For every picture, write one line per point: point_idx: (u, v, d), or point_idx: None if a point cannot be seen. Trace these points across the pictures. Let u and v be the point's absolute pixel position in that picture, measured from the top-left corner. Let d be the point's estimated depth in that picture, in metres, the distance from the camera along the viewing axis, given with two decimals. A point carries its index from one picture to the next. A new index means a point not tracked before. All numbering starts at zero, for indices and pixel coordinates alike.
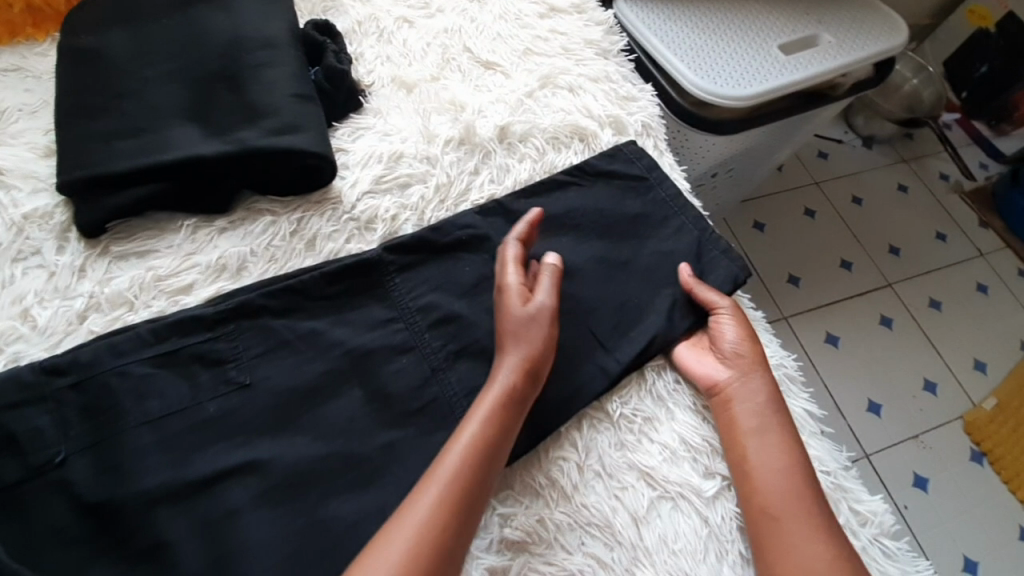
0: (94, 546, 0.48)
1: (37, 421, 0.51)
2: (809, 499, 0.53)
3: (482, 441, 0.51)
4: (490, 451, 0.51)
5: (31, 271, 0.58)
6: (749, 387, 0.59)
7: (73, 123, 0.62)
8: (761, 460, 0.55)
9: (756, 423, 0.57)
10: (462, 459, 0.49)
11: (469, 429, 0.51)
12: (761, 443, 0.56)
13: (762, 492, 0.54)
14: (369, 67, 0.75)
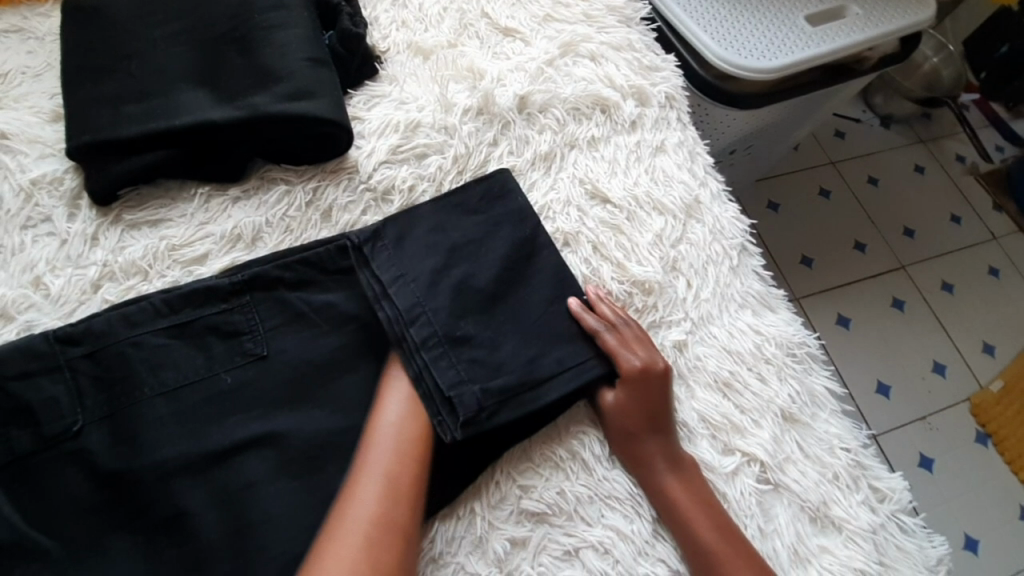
0: (114, 515, 0.48)
1: (53, 390, 0.50)
2: (727, 541, 0.51)
3: (391, 452, 0.50)
4: (401, 454, 0.50)
5: (41, 239, 0.57)
6: (645, 450, 0.54)
7: (79, 85, 0.60)
8: (671, 520, 0.52)
9: (658, 490, 0.53)
10: (374, 475, 0.49)
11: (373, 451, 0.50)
12: (675, 503, 0.52)
13: (687, 545, 0.51)
14: (384, 32, 0.72)
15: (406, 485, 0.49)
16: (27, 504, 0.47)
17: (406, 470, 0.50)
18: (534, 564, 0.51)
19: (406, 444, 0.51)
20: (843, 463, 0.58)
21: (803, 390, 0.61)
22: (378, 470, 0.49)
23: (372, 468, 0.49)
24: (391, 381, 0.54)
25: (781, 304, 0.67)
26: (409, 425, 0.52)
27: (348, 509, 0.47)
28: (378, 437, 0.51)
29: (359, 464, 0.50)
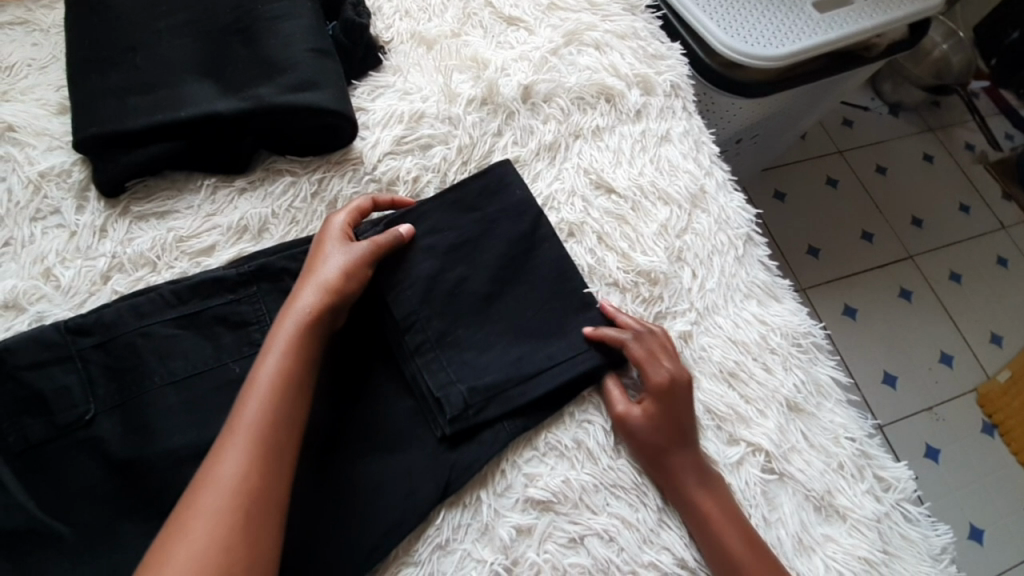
0: (127, 501, 0.49)
1: (65, 380, 0.51)
2: (756, 554, 0.50)
3: (266, 407, 0.46)
4: (278, 409, 0.47)
5: (50, 231, 0.58)
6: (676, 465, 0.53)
7: (85, 77, 0.60)
8: (704, 533, 0.52)
9: (691, 504, 0.52)
10: (243, 432, 0.45)
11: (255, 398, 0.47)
12: (708, 517, 0.52)
13: (720, 558, 0.51)
14: (387, 22, 0.72)
15: (278, 444, 0.46)
16: (42, 491, 0.48)
17: (281, 428, 0.46)
18: (540, 551, 0.51)
19: (287, 398, 0.47)
20: (847, 453, 0.58)
21: (808, 380, 0.61)
22: (251, 426, 0.45)
23: (243, 424, 0.45)
24: (283, 328, 0.50)
25: (786, 295, 0.67)
26: (293, 377, 0.48)
27: (213, 469, 0.43)
28: (254, 391, 0.47)
29: (230, 420, 0.46)
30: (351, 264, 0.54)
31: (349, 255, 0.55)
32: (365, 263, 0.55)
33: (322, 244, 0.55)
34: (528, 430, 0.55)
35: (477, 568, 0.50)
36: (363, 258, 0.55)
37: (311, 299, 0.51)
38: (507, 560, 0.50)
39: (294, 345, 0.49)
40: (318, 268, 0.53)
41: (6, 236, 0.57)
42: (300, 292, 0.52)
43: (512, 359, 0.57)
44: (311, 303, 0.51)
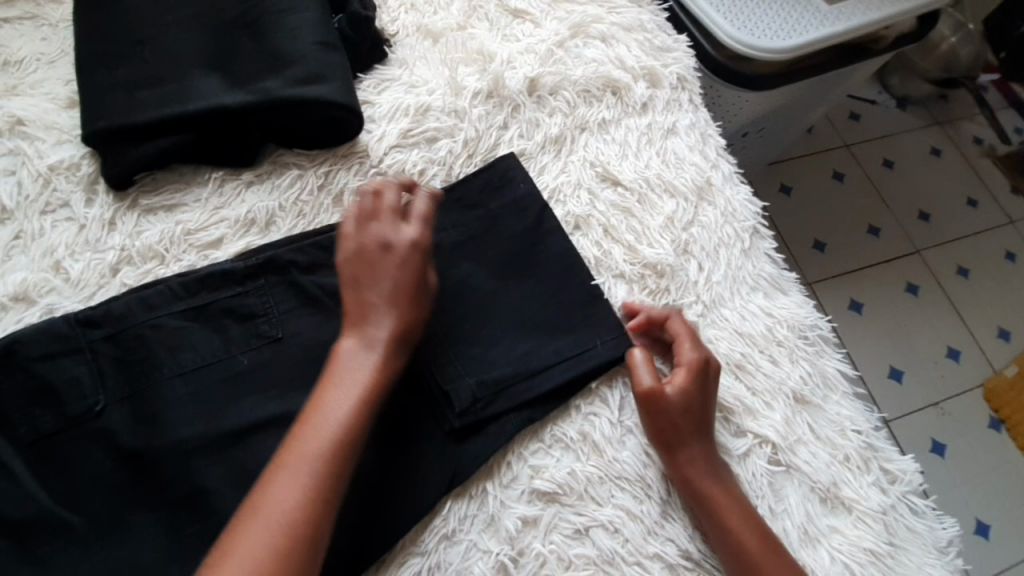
0: (137, 491, 0.49)
1: (75, 371, 0.51)
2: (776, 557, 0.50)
3: (335, 438, 0.45)
4: (348, 444, 0.45)
5: (60, 224, 0.58)
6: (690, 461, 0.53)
7: (93, 71, 0.60)
8: (722, 532, 0.51)
9: (707, 501, 0.52)
10: (310, 463, 0.44)
11: (318, 428, 0.45)
12: (723, 515, 0.51)
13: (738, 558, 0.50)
14: (393, 15, 0.72)
15: (343, 479, 0.44)
16: (54, 481, 0.49)
17: (347, 463, 0.45)
18: (545, 541, 0.52)
19: (356, 433, 0.46)
20: (854, 445, 0.58)
21: (815, 372, 0.61)
22: (317, 456, 0.44)
23: (309, 454, 0.44)
24: (357, 360, 0.48)
25: (793, 287, 0.66)
26: (365, 411, 0.47)
27: (270, 492, 0.42)
28: (326, 414, 0.46)
29: (292, 444, 0.44)
30: (421, 298, 0.52)
31: (414, 283, 0.52)
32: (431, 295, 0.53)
33: (375, 263, 0.52)
34: (534, 423, 0.56)
35: (483, 558, 0.50)
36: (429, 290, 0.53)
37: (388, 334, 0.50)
38: (513, 551, 0.51)
39: (369, 379, 0.48)
40: (385, 297, 0.51)
41: (17, 229, 0.57)
42: (374, 324, 0.50)
43: (518, 354, 0.57)
44: (389, 338, 0.49)
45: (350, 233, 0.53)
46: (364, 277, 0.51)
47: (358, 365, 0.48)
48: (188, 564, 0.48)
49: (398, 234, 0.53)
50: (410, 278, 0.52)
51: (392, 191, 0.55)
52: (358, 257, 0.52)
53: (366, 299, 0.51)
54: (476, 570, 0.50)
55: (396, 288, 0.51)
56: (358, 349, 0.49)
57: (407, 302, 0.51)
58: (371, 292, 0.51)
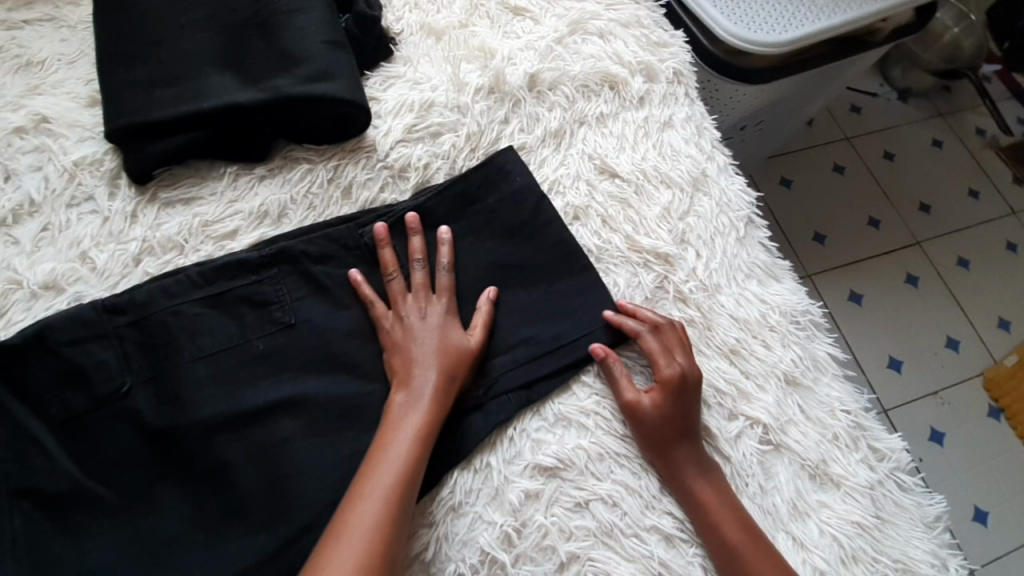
0: (163, 466, 0.53)
1: (102, 355, 0.55)
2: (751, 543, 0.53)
3: (400, 471, 0.51)
4: (411, 474, 0.51)
5: (85, 217, 0.61)
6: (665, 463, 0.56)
7: (114, 71, 0.63)
8: (709, 525, 0.54)
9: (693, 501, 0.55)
10: (381, 490, 0.49)
11: (385, 459, 0.51)
12: (708, 511, 0.54)
13: (729, 553, 0.52)
14: (398, 14, 0.75)
15: (410, 504, 0.50)
16: (86, 457, 0.52)
17: (411, 490, 0.51)
18: (547, 514, 0.54)
19: (417, 467, 0.51)
20: (843, 424, 0.61)
21: (805, 355, 0.63)
22: (386, 486, 0.50)
23: (378, 485, 0.50)
24: (414, 407, 0.54)
25: (786, 275, 0.69)
26: (422, 447, 0.52)
27: (350, 517, 0.49)
28: (389, 446, 0.52)
29: (365, 477, 0.51)
30: (465, 355, 0.58)
31: (460, 344, 0.58)
32: (476, 353, 0.58)
33: (416, 331, 0.58)
34: (537, 402, 0.59)
35: (488, 529, 0.53)
36: (476, 348, 0.58)
37: (438, 381, 0.55)
38: (516, 523, 0.54)
39: (422, 419, 0.54)
40: (429, 353, 0.57)
41: (45, 221, 0.61)
42: (420, 376, 0.55)
43: (518, 339, 0.60)
44: (434, 384, 0.55)
45: (398, 294, 0.60)
46: (409, 333, 0.58)
47: (412, 411, 0.54)
48: (211, 534, 0.51)
49: (445, 301, 0.60)
50: (453, 341, 0.58)
51: (420, 265, 0.61)
52: (401, 317, 0.59)
53: (416, 357, 0.56)
54: (482, 540, 0.53)
55: (441, 346, 0.57)
56: (413, 397, 0.55)
57: (452, 358, 0.57)
58: (418, 347, 0.57)
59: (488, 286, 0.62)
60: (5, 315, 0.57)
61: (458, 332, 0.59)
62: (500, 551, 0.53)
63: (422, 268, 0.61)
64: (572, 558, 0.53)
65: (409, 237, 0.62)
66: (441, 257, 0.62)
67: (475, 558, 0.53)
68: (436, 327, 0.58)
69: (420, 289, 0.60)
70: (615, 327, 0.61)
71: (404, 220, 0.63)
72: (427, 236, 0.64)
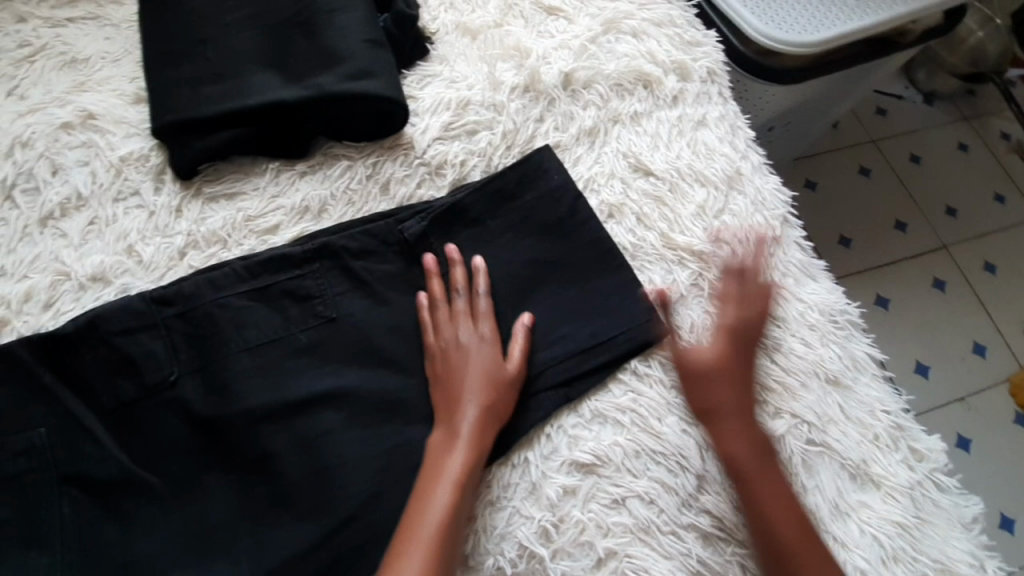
0: (209, 456, 0.54)
1: (151, 345, 0.56)
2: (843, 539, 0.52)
3: (444, 516, 0.50)
4: (453, 520, 0.50)
5: (131, 211, 0.63)
6: (724, 434, 0.56)
7: (162, 69, 0.65)
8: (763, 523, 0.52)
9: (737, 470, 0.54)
10: (425, 544, 0.48)
11: (428, 504, 0.50)
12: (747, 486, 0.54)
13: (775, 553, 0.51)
14: (433, 14, 0.75)
15: (451, 551, 0.49)
16: (134, 445, 0.53)
17: (454, 540, 0.50)
18: (584, 510, 0.55)
19: (460, 512, 0.51)
20: (882, 424, 0.60)
21: (844, 354, 0.63)
22: (430, 532, 0.49)
23: (422, 536, 0.49)
24: (453, 451, 0.53)
25: (822, 274, 0.68)
26: (464, 493, 0.51)
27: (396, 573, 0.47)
28: (430, 491, 0.51)
29: (408, 525, 0.49)
30: (503, 386, 0.57)
31: (501, 375, 0.57)
32: (518, 382, 0.58)
33: (458, 364, 0.57)
34: (572, 399, 0.59)
35: (526, 523, 0.54)
36: (514, 377, 0.57)
37: (478, 418, 0.55)
38: (554, 518, 0.54)
39: (463, 462, 0.52)
40: (469, 388, 0.56)
41: (92, 215, 0.62)
42: (461, 413, 0.55)
43: (555, 337, 0.61)
44: (475, 422, 0.54)
45: (441, 325, 0.59)
46: (449, 364, 0.57)
47: (453, 449, 0.53)
48: (255, 522, 0.52)
49: (484, 330, 0.59)
50: (494, 371, 0.57)
51: (461, 294, 0.60)
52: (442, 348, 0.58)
53: (455, 392, 0.56)
54: (520, 534, 0.53)
55: (481, 379, 0.56)
56: (452, 439, 0.54)
57: (491, 389, 0.56)
58: (460, 381, 0.56)
59: (524, 311, 0.61)
60: (54, 306, 0.58)
61: (499, 361, 0.58)
62: (538, 545, 0.53)
63: (463, 298, 0.60)
64: (610, 554, 0.53)
65: (452, 266, 0.62)
66: (479, 285, 0.61)
67: (513, 552, 0.53)
68: (476, 356, 0.57)
69: (460, 318, 0.59)
70: (653, 324, 0.61)
71: (444, 215, 0.63)
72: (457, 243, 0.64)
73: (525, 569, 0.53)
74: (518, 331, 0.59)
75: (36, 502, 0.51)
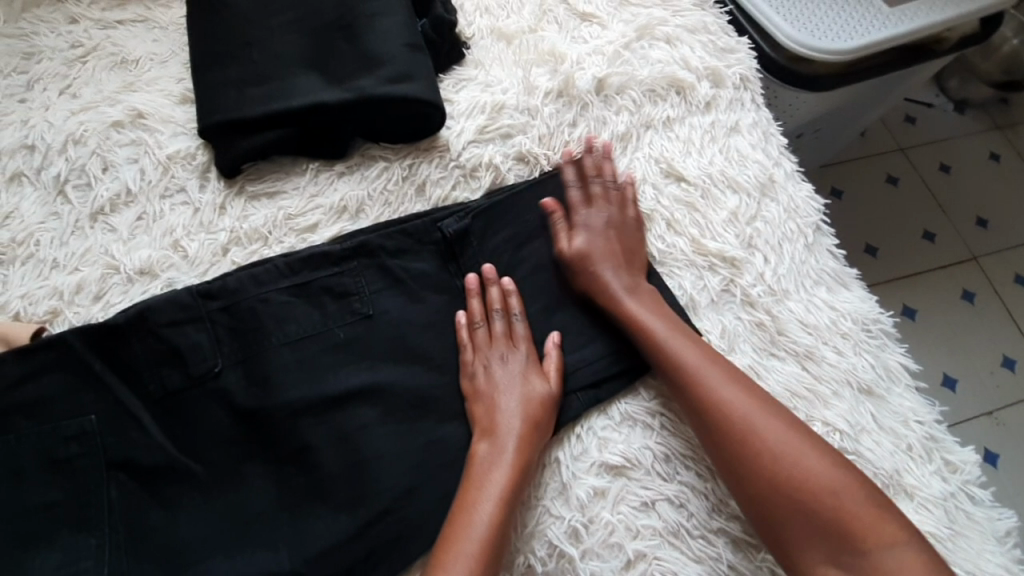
0: (250, 446, 0.55)
1: (196, 337, 0.57)
2: (883, 504, 0.50)
3: (487, 533, 0.50)
4: (496, 538, 0.50)
5: (177, 208, 0.65)
6: (709, 385, 0.56)
7: (210, 71, 0.67)
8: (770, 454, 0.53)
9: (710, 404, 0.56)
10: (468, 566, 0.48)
11: (473, 521, 0.50)
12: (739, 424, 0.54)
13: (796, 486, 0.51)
14: (469, 19, 0.77)
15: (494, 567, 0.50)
16: (179, 433, 0.55)
17: (497, 559, 0.50)
18: (614, 512, 0.55)
19: (501, 533, 0.51)
20: (916, 435, 0.60)
21: (876, 364, 0.63)
22: (473, 550, 0.49)
23: (463, 555, 0.49)
24: (496, 470, 0.53)
25: (855, 283, 0.68)
26: (507, 512, 0.52)
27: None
28: (473, 507, 0.51)
29: (451, 541, 0.50)
30: (545, 405, 0.57)
31: (605, 252, 0.63)
32: (558, 400, 0.58)
33: (499, 383, 0.58)
34: (602, 401, 0.60)
35: (556, 523, 0.54)
36: (555, 397, 0.58)
37: (521, 435, 0.55)
38: (584, 518, 0.55)
39: (505, 482, 0.52)
40: (513, 408, 0.56)
41: (140, 211, 0.64)
42: (503, 430, 0.55)
43: (586, 340, 0.62)
44: (517, 439, 0.54)
45: (575, 202, 0.67)
46: (492, 385, 0.58)
47: (496, 465, 0.53)
48: (294, 511, 0.54)
49: (613, 210, 0.66)
50: (601, 247, 0.63)
51: (500, 318, 0.61)
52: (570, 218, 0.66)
53: (496, 412, 0.56)
54: (550, 533, 0.54)
55: (522, 398, 0.57)
56: (495, 458, 0.54)
57: (533, 408, 0.57)
58: (502, 399, 0.57)
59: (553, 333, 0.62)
60: (104, 297, 0.61)
61: (539, 380, 0.58)
62: (568, 545, 0.53)
63: (522, 236, 0.65)
64: (639, 556, 0.53)
65: (488, 287, 0.62)
66: (514, 308, 0.62)
67: (543, 550, 0.54)
68: (518, 376, 0.58)
69: (594, 199, 0.66)
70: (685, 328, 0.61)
71: (478, 217, 0.65)
72: (489, 246, 0.65)
73: (555, 568, 0.53)
74: (551, 353, 0.60)
75: (85, 485, 0.53)
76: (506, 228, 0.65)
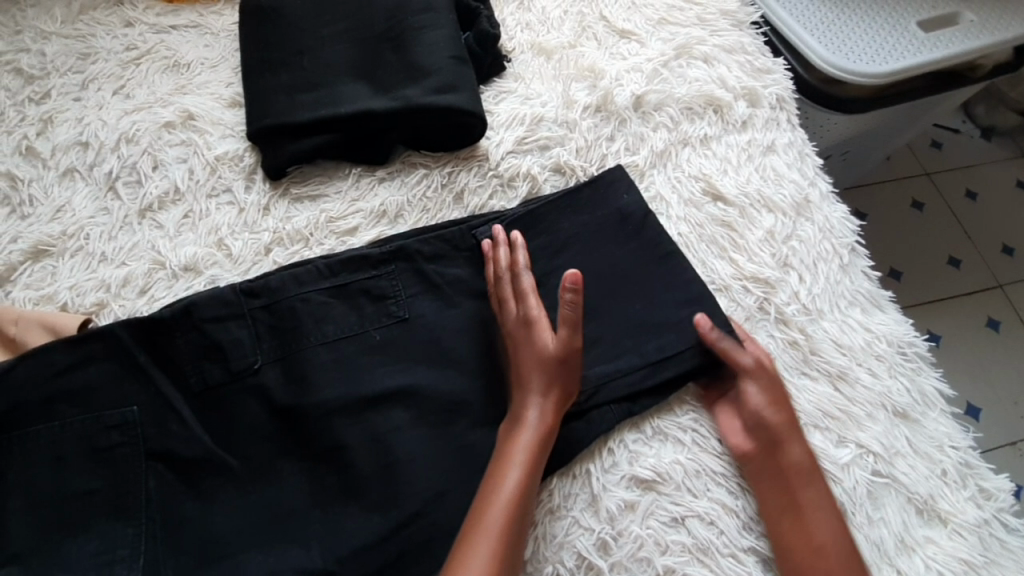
0: (286, 443, 0.56)
1: (238, 333, 0.59)
2: None
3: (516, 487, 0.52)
4: (525, 490, 0.52)
5: (222, 207, 0.67)
6: (813, 524, 0.53)
7: (263, 77, 0.70)
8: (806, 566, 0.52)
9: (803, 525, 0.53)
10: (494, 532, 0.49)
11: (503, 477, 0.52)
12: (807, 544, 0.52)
13: None
14: (510, 33, 0.79)
15: (523, 518, 0.51)
16: (218, 427, 0.56)
17: (526, 510, 0.51)
18: (643, 526, 0.55)
19: (528, 495, 0.52)
20: (951, 461, 0.59)
21: (912, 388, 0.62)
22: (504, 502, 0.51)
23: (494, 509, 0.50)
24: (520, 436, 0.54)
25: (890, 305, 0.68)
26: (534, 465, 0.53)
27: (466, 561, 0.48)
28: (502, 464, 0.53)
29: (483, 496, 0.52)
30: (565, 361, 0.58)
31: (774, 402, 0.57)
32: (570, 348, 0.58)
33: (519, 345, 0.59)
34: (634, 414, 0.60)
35: (585, 535, 0.54)
36: (569, 351, 0.58)
37: (542, 396, 0.56)
38: (613, 531, 0.55)
39: (531, 438, 0.54)
40: (537, 372, 0.57)
41: (186, 209, 0.66)
42: (526, 392, 0.57)
43: (619, 351, 0.61)
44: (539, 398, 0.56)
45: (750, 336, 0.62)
46: (513, 350, 0.59)
47: (522, 424, 0.55)
48: (327, 510, 0.54)
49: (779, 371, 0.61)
50: (770, 396, 0.58)
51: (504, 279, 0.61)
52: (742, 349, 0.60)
53: (518, 379, 0.58)
54: (579, 545, 0.54)
55: (535, 354, 0.58)
56: (519, 424, 0.55)
57: (549, 364, 0.57)
58: (519, 359, 0.59)
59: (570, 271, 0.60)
60: (149, 291, 0.62)
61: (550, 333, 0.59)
62: (596, 557, 0.54)
63: (557, 245, 0.66)
64: (668, 571, 0.53)
65: (494, 251, 0.63)
66: (519, 263, 0.62)
67: (571, 561, 0.54)
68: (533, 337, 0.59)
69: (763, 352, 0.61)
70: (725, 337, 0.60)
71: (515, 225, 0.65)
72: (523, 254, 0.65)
73: None
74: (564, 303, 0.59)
75: (125, 475, 0.54)
76: (542, 236, 0.66)
